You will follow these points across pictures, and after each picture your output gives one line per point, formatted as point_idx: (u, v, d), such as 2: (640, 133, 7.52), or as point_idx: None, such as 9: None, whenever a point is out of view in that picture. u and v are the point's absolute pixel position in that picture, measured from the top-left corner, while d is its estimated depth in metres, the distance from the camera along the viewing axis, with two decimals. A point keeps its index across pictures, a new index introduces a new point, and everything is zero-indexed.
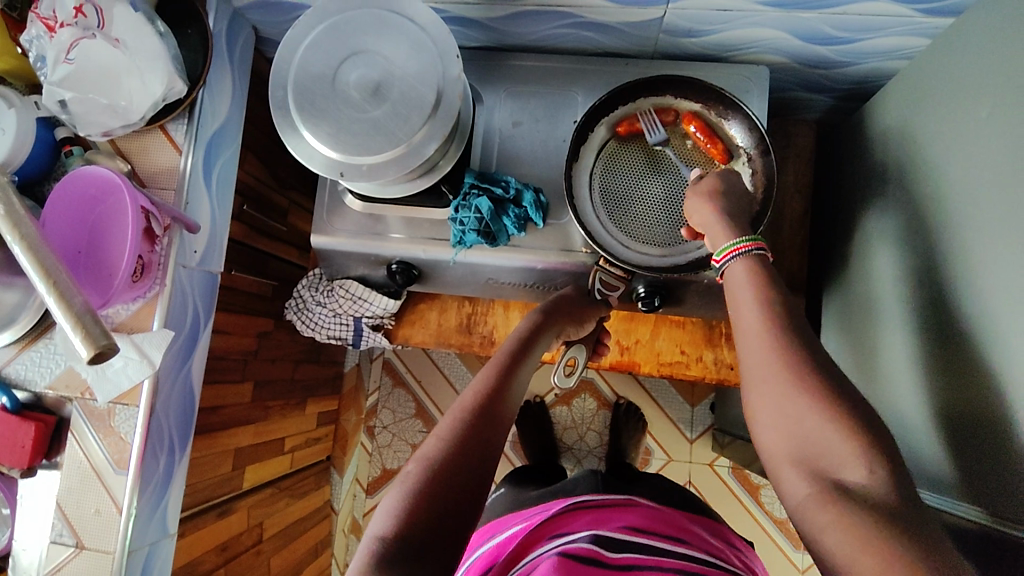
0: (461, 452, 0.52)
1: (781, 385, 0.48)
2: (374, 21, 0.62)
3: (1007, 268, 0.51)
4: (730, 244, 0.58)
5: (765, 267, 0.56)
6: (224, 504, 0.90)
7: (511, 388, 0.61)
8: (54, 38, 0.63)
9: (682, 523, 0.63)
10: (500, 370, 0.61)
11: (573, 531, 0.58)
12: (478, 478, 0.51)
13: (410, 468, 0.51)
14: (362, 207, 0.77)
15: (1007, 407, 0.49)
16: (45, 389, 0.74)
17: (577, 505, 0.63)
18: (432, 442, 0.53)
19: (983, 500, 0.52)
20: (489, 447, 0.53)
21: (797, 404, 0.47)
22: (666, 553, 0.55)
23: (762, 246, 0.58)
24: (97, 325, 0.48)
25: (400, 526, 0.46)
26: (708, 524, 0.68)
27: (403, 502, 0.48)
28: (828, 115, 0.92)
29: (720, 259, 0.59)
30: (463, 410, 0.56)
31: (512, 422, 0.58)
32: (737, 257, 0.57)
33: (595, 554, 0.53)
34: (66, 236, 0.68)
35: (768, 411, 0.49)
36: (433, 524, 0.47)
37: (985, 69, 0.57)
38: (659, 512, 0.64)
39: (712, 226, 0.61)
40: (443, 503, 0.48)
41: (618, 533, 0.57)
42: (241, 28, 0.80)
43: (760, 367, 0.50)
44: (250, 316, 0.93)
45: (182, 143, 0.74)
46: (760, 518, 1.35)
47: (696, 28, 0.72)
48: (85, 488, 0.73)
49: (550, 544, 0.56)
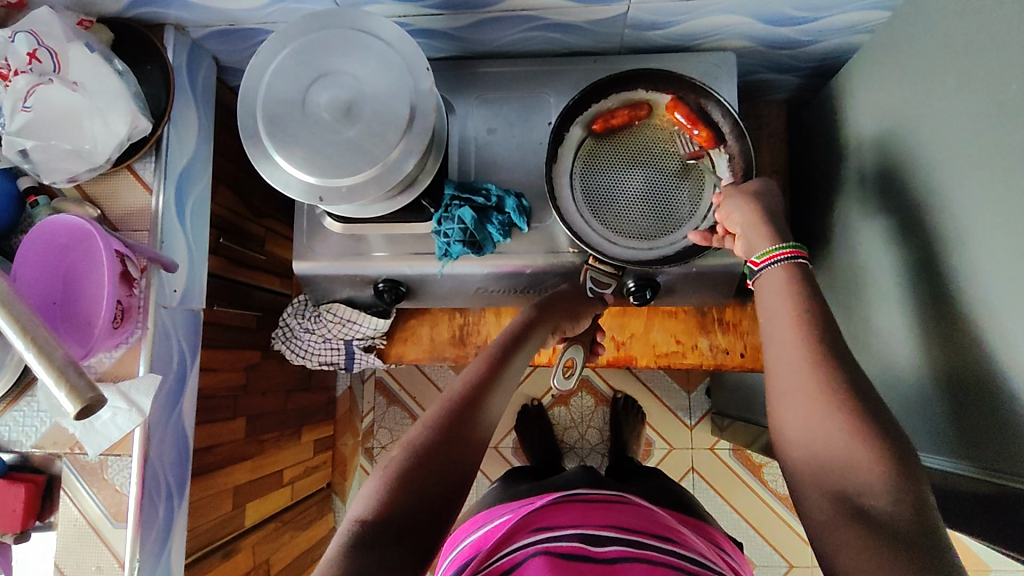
0: (445, 441, 0.52)
1: (811, 400, 0.50)
2: (340, 42, 0.61)
3: (988, 229, 0.52)
4: (771, 249, 0.57)
5: (808, 278, 0.56)
6: (227, 545, 0.88)
7: (501, 378, 0.60)
8: (9, 87, 0.61)
9: (674, 526, 0.61)
10: (492, 362, 0.61)
11: (560, 524, 0.57)
12: (465, 467, 0.53)
13: (394, 453, 0.52)
14: (341, 228, 0.75)
15: (1005, 367, 0.50)
16: (32, 449, 0.71)
17: (569, 497, 0.62)
18: (418, 428, 0.54)
19: (987, 460, 0.53)
20: (476, 437, 0.55)
21: (826, 422, 0.49)
22: (655, 548, 0.55)
23: (802, 254, 0.57)
24: (81, 377, 0.46)
25: (383, 511, 0.48)
26: (695, 526, 0.67)
27: (385, 489, 0.49)
28: (796, 94, 0.93)
29: (760, 262, 0.58)
30: (452, 398, 0.56)
31: (500, 412, 0.59)
32: (779, 262, 0.57)
33: (580, 550, 0.54)
34: (39, 287, 0.65)
35: (794, 426, 0.51)
36: (417, 509, 0.49)
37: (945, 37, 0.58)
38: (649, 509, 0.63)
39: (752, 230, 0.60)
40: (428, 490, 0.50)
41: (603, 529, 0.57)
42: (202, 59, 0.79)
43: (795, 381, 0.51)
44: (237, 350, 0.91)
45: (152, 182, 0.73)
46: (764, 496, 1.36)
47: (661, 20, 0.72)
48: (83, 546, 0.70)
49: (532, 538, 0.56)
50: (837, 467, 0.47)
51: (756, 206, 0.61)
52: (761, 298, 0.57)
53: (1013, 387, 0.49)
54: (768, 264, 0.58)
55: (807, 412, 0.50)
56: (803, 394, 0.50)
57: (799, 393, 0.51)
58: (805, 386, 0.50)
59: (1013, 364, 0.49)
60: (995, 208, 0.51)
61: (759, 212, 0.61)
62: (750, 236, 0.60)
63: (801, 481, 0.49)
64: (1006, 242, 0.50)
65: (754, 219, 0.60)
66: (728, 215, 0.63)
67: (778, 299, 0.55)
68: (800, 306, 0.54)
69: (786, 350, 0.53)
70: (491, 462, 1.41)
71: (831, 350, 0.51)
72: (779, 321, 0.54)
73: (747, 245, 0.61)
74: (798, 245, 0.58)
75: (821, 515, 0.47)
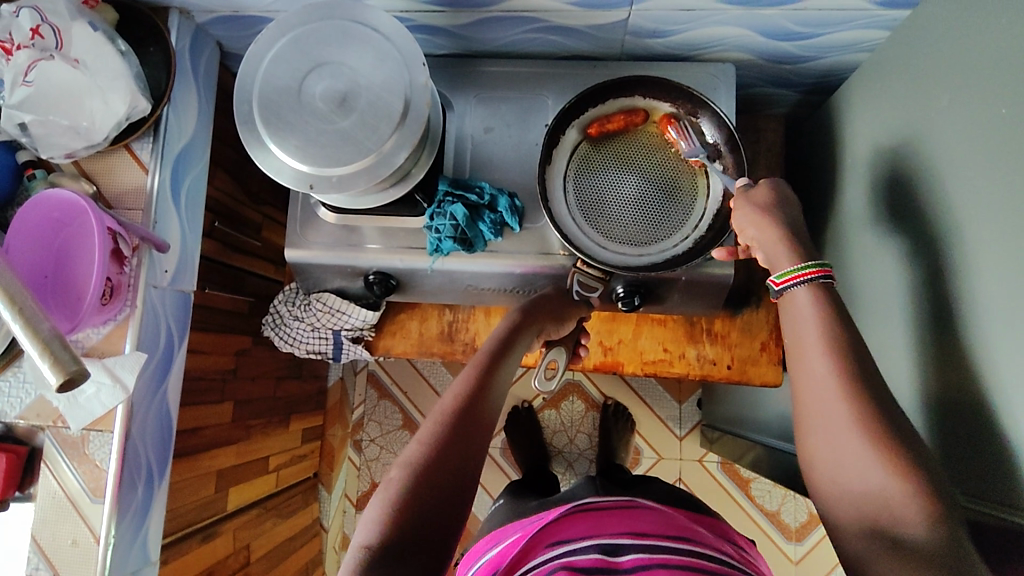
0: (440, 458, 0.53)
1: (841, 420, 0.50)
2: (337, 33, 0.61)
3: (981, 254, 0.52)
4: (795, 269, 0.57)
5: (832, 296, 0.56)
6: (208, 528, 0.88)
7: (492, 388, 0.61)
8: (10, 61, 0.62)
9: (689, 524, 0.62)
10: (480, 371, 0.61)
11: (574, 537, 0.58)
12: (465, 480, 0.53)
13: (394, 474, 0.53)
14: (336, 219, 0.76)
15: (996, 393, 0.50)
16: (16, 419, 0.71)
17: (579, 507, 0.62)
18: (414, 447, 0.54)
19: (974, 487, 0.53)
20: (473, 447, 0.55)
21: (855, 447, 0.49)
22: (673, 551, 0.55)
23: (827, 272, 0.57)
24: (66, 351, 0.47)
25: (385, 534, 0.48)
26: (710, 523, 0.66)
27: (387, 513, 0.49)
28: (795, 110, 0.93)
29: (781, 282, 0.58)
30: (443, 413, 0.56)
31: (495, 420, 0.60)
32: (803, 283, 0.57)
33: (599, 562, 0.54)
34: (31, 260, 0.66)
35: (823, 454, 0.51)
36: (420, 528, 0.49)
37: (944, 59, 0.59)
38: (661, 510, 0.63)
39: (770, 248, 0.60)
40: (430, 510, 0.50)
41: (618, 537, 0.57)
42: (206, 44, 0.80)
43: (825, 402, 0.52)
44: (227, 335, 0.92)
45: (148, 162, 0.73)
46: (750, 511, 1.36)
47: (662, 28, 0.73)
48: (61, 519, 0.71)
49: (550, 553, 0.56)
50: (863, 478, 0.48)
51: (770, 220, 0.61)
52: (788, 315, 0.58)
53: (1002, 413, 0.49)
54: (789, 284, 0.58)
55: (845, 437, 0.50)
56: (834, 412, 0.51)
57: (830, 412, 0.51)
58: (840, 415, 0.50)
59: (1003, 390, 0.49)
60: (988, 233, 0.51)
61: (781, 228, 0.60)
62: (772, 254, 0.60)
63: (834, 501, 0.50)
64: (999, 268, 0.50)
65: (770, 236, 0.60)
66: (742, 229, 0.63)
67: (804, 317, 0.56)
68: (823, 332, 0.54)
69: (815, 375, 0.53)
70: (489, 475, 1.40)
71: (850, 374, 0.52)
72: (808, 346, 0.54)
73: (770, 261, 0.60)
74: (822, 262, 0.58)
75: (854, 532, 0.48)
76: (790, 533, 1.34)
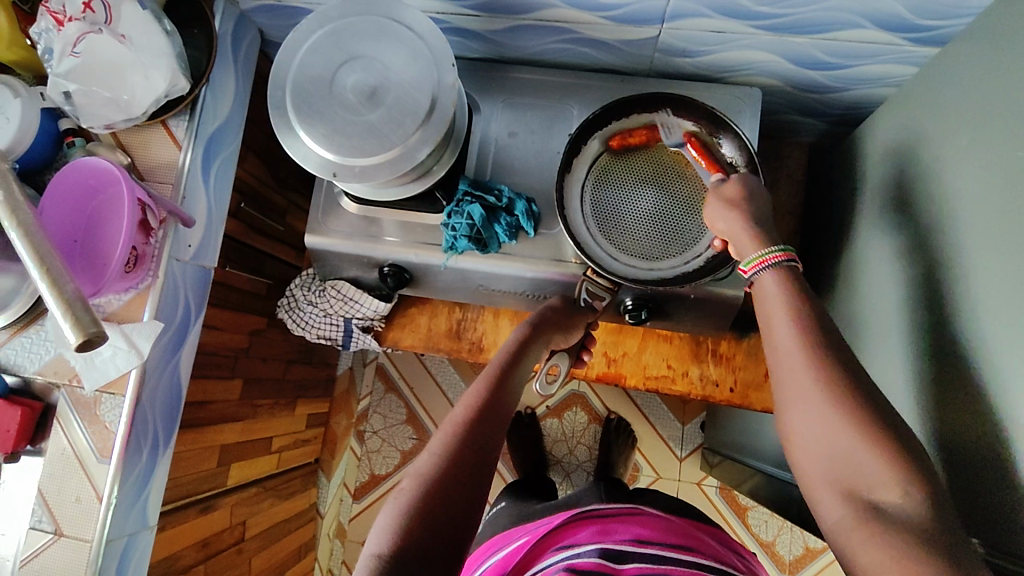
0: (453, 469, 0.54)
1: (826, 428, 0.49)
2: (373, 29, 0.63)
3: (994, 296, 0.52)
4: (759, 255, 0.59)
5: (797, 277, 0.58)
6: (207, 500, 0.90)
7: (503, 400, 0.62)
8: (61, 32, 0.65)
9: (695, 534, 0.62)
10: (491, 383, 0.62)
11: (578, 541, 0.58)
12: (475, 490, 0.53)
13: (406, 484, 0.54)
14: (357, 210, 0.78)
15: (1005, 436, 0.49)
16: (34, 375, 0.74)
17: (585, 514, 0.63)
18: (426, 458, 0.55)
19: (983, 533, 0.52)
20: (484, 459, 0.56)
21: (844, 459, 0.48)
22: (675, 562, 0.56)
23: (792, 256, 0.59)
24: (87, 313, 0.48)
25: (397, 543, 0.49)
26: (717, 534, 0.66)
27: (399, 522, 0.50)
28: (821, 140, 0.93)
29: (750, 269, 0.60)
30: (455, 424, 0.57)
31: (507, 427, 0.60)
32: (767, 268, 0.58)
33: (601, 566, 0.54)
34: (63, 224, 0.69)
35: (812, 461, 0.51)
36: (431, 541, 0.50)
37: (970, 99, 0.59)
38: (666, 519, 0.64)
39: (739, 237, 0.61)
40: (442, 521, 0.51)
41: (623, 543, 0.58)
42: (248, 31, 0.82)
43: (812, 411, 0.50)
44: (243, 314, 0.94)
45: (182, 139, 0.76)
46: (746, 540, 1.34)
47: (692, 48, 0.74)
48: (67, 476, 0.73)
49: (556, 557, 0.57)
50: (858, 485, 0.48)
51: (745, 213, 0.62)
52: (760, 300, 0.58)
53: (1010, 458, 0.49)
54: (758, 270, 0.59)
55: (835, 441, 0.49)
56: (819, 417, 0.50)
57: (809, 420, 0.51)
58: (821, 428, 0.49)
59: (1010, 435, 0.49)
60: (1002, 273, 0.51)
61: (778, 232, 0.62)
62: (737, 240, 0.61)
63: (825, 506, 0.50)
64: (1012, 311, 0.50)
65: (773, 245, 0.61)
66: (714, 223, 0.65)
67: (776, 319, 0.55)
68: (806, 347, 0.52)
69: (793, 382, 0.52)
70: None
71: None
72: (789, 353, 0.53)
73: (737, 249, 0.62)
74: (787, 246, 0.59)
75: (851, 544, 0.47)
76: (784, 566, 1.33)
